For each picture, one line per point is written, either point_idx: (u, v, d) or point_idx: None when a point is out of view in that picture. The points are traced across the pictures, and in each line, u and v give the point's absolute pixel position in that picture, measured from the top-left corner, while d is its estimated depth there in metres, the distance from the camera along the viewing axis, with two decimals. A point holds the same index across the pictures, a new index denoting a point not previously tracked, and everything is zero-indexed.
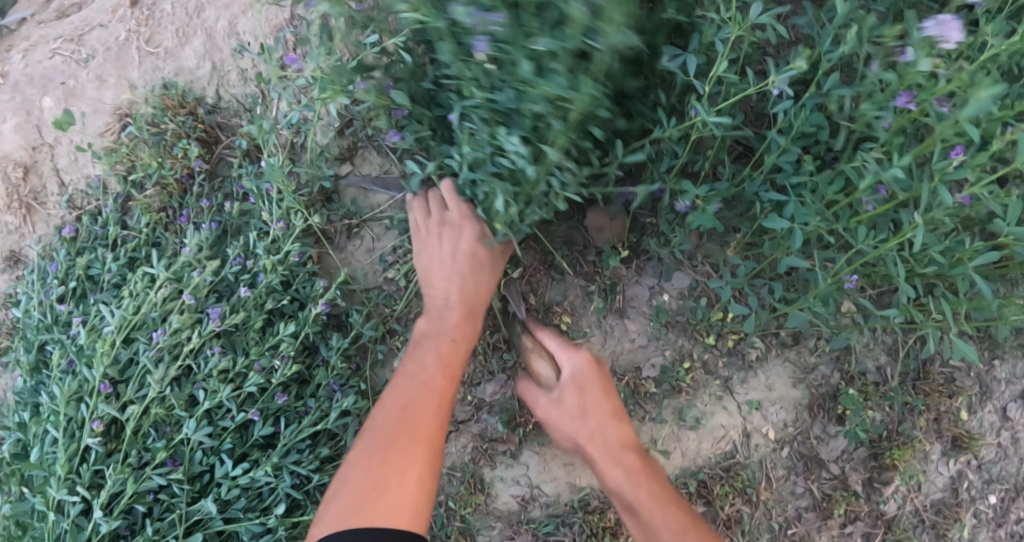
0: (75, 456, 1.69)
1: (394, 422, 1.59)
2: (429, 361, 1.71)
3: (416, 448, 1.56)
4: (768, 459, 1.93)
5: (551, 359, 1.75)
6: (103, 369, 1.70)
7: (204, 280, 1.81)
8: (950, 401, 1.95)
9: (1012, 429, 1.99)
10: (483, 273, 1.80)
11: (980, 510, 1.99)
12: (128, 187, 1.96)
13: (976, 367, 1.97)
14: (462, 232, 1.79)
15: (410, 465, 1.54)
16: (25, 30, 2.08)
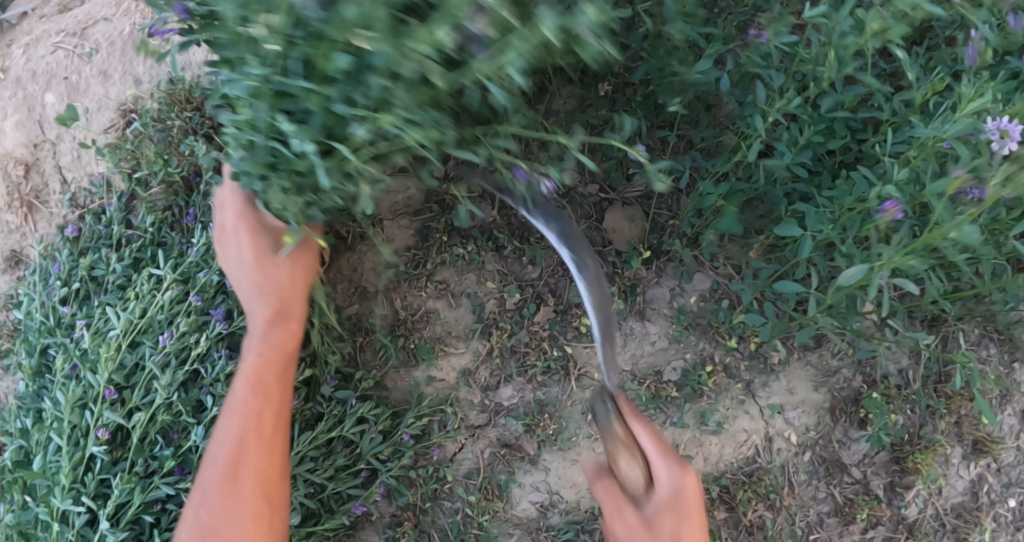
0: (80, 464, 1.64)
1: (219, 469, 1.52)
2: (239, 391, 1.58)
3: (251, 491, 1.52)
4: (790, 463, 1.89)
5: (636, 458, 1.52)
6: (108, 374, 1.66)
7: (212, 282, 1.77)
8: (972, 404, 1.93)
9: None
10: (281, 271, 1.59)
11: (1001, 514, 1.97)
12: (133, 186, 1.90)
13: (995, 369, 1.97)
14: (229, 240, 1.58)
15: (242, 514, 1.51)
16: (28, 25, 2.03)
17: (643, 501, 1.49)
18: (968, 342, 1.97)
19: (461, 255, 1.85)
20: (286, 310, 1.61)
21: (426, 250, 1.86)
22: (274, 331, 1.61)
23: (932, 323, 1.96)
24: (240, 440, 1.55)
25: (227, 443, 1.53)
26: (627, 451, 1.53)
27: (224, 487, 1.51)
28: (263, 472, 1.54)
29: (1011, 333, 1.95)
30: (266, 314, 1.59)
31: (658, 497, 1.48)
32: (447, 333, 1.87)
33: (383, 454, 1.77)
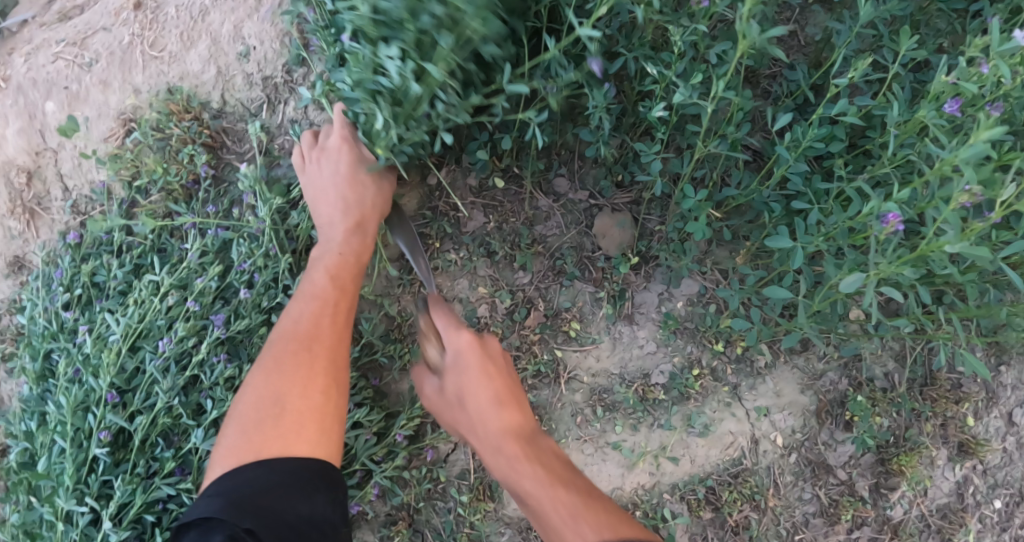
0: (83, 466, 1.69)
1: (290, 346, 1.57)
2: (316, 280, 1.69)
3: (319, 369, 1.55)
4: (776, 465, 1.93)
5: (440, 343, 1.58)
6: (109, 378, 1.70)
7: (210, 288, 1.81)
8: (957, 407, 1.96)
9: (1017, 434, 2.01)
10: (367, 191, 1.78)
11: (986, 515, 2.00)
12: (133, 193, 1.94)
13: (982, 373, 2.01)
14: (330, 155, 1.78)
15: (302, 412, 1.50)
16: (28, 33, 2.05)
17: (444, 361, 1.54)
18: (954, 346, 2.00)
19: (453, 261, 1.90)
20: (357, 223, 1.76)
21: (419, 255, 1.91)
22: (343, 240, 1.75)
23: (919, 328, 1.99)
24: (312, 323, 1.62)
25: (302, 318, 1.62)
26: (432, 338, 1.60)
27: (292, 363, 1.54)
28: (331, 356, 1.59)
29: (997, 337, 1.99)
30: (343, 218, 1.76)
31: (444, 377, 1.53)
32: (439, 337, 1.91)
33: (377, 456, 1.79)
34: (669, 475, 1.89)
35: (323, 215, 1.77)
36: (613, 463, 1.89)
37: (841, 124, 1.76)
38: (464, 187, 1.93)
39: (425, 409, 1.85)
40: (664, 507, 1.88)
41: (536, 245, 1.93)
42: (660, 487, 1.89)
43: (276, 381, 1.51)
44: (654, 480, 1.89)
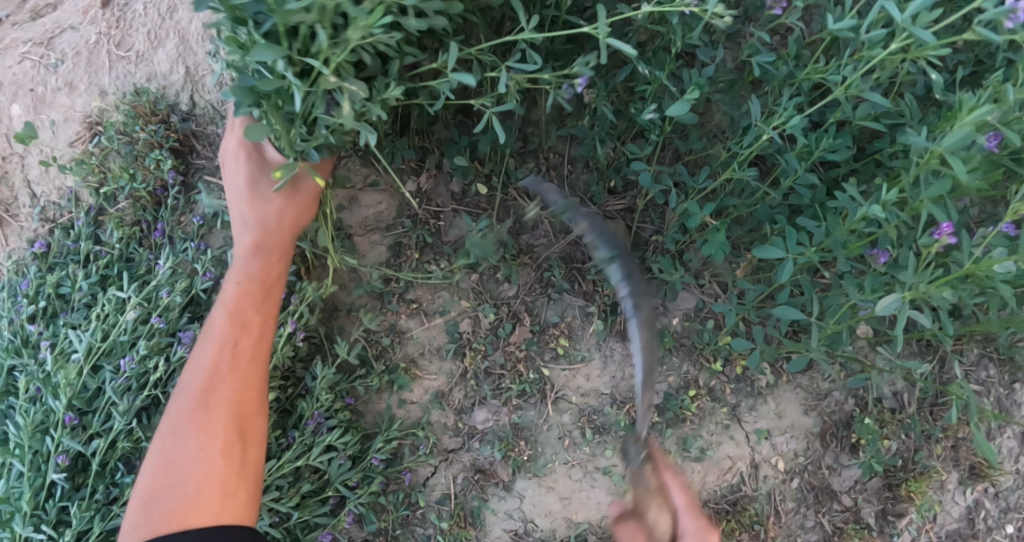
0: (41, 491, 1.58)
1: (188, 408, 1.42)
2: (217, 319, 1.49)
3: (218, 438, 1.42)
4: (776, 491, 1.82)
5: (671, 513, 1.49)
6: (68, 399, 1.60)
7: (176, 303, 1.71)
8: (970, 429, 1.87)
9: None
10: (274, 210, 1.47)
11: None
12: (100, 201, 1.85)
13: (996, 391, 1.91)
14: (233, 159, 1.47)
15: (205, 488, 1.38)
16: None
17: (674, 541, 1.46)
18: (967, 363, 1.90)
19: (433, 272, 1.79)
20: (264, 246, 1.50)
21: (398, 267, 1.80)
22: (251, 263, 1.50)
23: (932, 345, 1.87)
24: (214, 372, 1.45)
25: (200, 372, 1.44)
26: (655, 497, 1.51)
27: (188, 432, 1.41)
28: (234, 417, 1.44)
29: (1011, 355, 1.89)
30: (247, 245, 1.49)
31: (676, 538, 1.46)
32: (420, 354, 1.80)
33: (352, 481, 1.70)
34: None
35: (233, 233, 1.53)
36: (603, 489, 1.79)
37: (848, 130, 1.63)
38: (446, 195, 1.82)
39: (404, 431, 1.75)
40: None
41: (522, 255, 1.81)
42: None
43: (169, 454, 1.39)
44: None
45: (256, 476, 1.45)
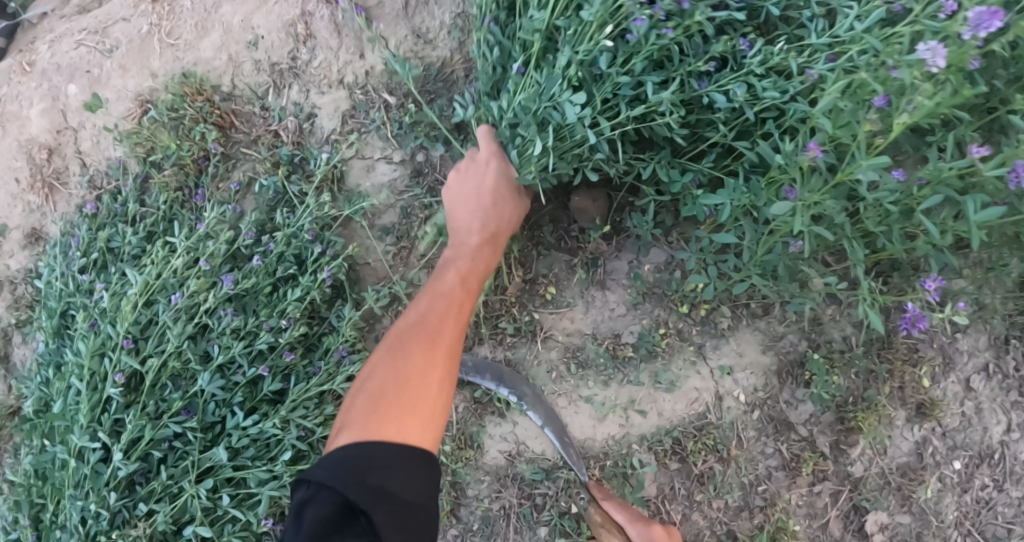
0: (98, 406, 1.83)
1: (414, 331, 1.64)
2: (448, 278, 1.80)
3: (423, 350, 1.60)
4: (739, 421, 2.03)
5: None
6: (126, 326, 1.83)
7: (219, 251, 1.95)
8: (915, 370, 2.11)
9: (976, 399, 2.14)
10: (506, 206, 1.90)
11: (946, 475, 2.13)
12: (148, 167, 2.11)
13: (939, 339, 2.13)
14: (480, 170, 1.90)
15: (423, 400, 1.53)
16: (46, 23, 2.27)
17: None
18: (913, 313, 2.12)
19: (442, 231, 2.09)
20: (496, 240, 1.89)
21: (410, 226, 2.10)
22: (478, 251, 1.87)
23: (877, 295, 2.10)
24: (439, 312, 1.70)
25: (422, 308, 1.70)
26: (617, 529, 1.87)
27: (405, 344, 1.61)
28: (449, 348, 1.64)
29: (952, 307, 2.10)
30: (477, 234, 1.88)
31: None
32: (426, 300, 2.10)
33: None
34: (637, 427, 1.99)
35: (460, 227, 1.91)
36: (584, 416, 2.00)
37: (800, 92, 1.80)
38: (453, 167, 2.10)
39: None
40: (632, 456, 1.98)
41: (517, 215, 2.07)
42: (629, 438, 1.99)
43: (387, 358, 1.59)
44: (624, 431, 1.99)
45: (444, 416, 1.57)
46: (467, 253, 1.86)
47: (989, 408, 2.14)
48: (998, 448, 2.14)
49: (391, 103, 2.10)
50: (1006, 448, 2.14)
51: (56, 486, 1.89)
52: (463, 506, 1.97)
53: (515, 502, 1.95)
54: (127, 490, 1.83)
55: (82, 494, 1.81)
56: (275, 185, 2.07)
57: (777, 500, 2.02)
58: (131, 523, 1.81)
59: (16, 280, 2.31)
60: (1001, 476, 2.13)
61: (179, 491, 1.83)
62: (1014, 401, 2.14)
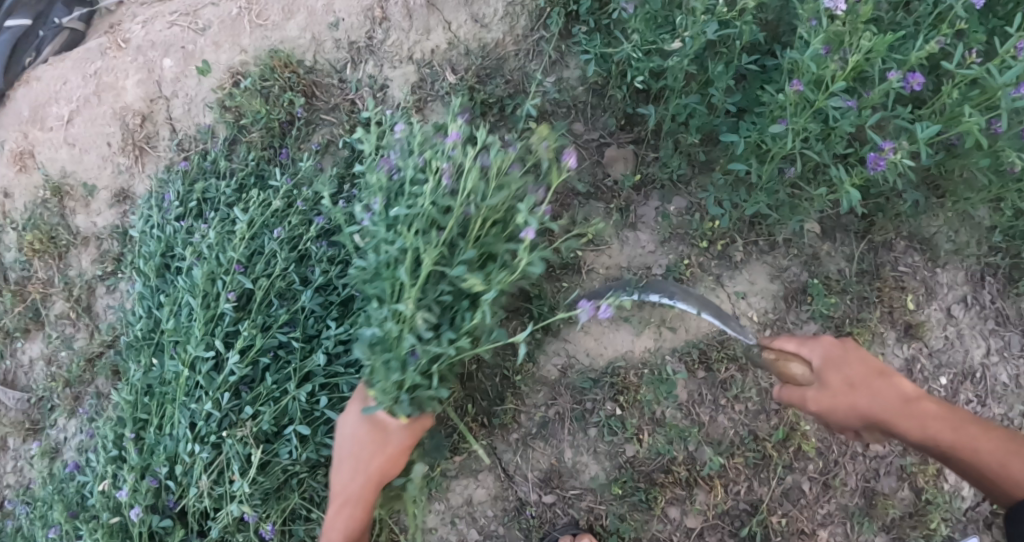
0: (211, 320, 2.16)
1: None
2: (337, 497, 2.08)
3: None
4: (753, 337, 2.36)
5: (801, 361, 1.87)
6: (237, 253, 2.19)
7: (312, 196, 2.33)
8: (902, 295, 2.51)
9: (956, 324, 2.61)
10: (366, 435, 2.06)
11: (935, 388, 2.54)
12: (238, 130, 2.43)
13: (921, 273, 2.57)
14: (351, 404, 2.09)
15: None
16: (124, 9, 2.56)
17: (813, 377, 1.85)
18: (897, 250, 2.56)
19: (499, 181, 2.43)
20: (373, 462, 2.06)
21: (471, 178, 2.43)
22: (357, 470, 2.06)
23: (866, 233, 2.50)
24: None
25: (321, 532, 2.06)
26: (793, 357, 1.89)
27: None
28: None
29: (930, 246, 2.57)
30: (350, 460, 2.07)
31: (819, 370, 1.83)
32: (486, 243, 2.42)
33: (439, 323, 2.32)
34: (669, 340, 2.29)
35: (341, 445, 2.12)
36: (625, 330, 2.30)
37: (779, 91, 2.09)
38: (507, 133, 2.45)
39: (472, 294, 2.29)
40: (666, 365, 2.29)
41: (561, 172, 2.45)
42: (662, 350, 2.30)
43: None
44: (657, 344, 2.29)
45: None
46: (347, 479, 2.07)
47: (969, 333, 2.61)
48: (978, 369, 2.62)
49: (453, 76, 2.43)
50: (986, 369, 2.62)
51: (167, 395, 2.20)
52: (523, 411, 2.28)
53: (568, 408, 2.27)
54: (234, 395, 2.15)
55: (193, 398, 2.14)
56: (354, 143, 2.41)
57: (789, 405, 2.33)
58: (236, 425, 2.13)
59: (102, 237, 2.56)
60: (983, 392, 2.61)
61: (281, 396, 2.16)
62: (990, 329, 2.64)
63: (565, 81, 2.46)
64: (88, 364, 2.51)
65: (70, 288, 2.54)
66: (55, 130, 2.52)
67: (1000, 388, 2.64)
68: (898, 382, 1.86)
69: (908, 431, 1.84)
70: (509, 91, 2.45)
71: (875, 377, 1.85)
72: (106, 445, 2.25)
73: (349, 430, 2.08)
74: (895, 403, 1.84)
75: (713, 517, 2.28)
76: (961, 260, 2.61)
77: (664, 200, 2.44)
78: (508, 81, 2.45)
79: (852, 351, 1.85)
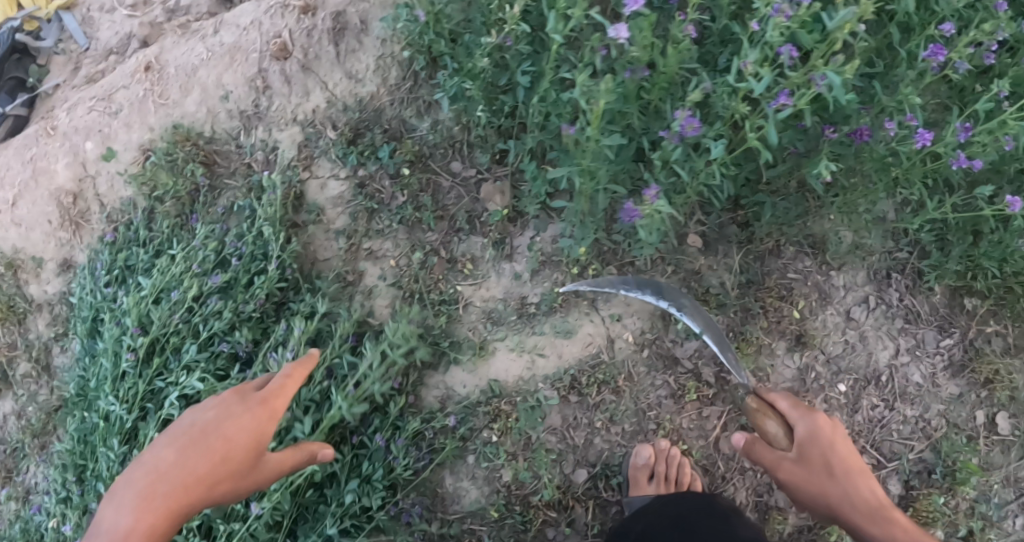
0: (118, 377, 2.48)
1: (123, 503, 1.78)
2: (167, 456, 1.82)
3: None
4: (629, 358, 2.41)
5: (780, 422, 2.06)
6: (135, 317, 2.48)
7: (208, 257, 2.54)
8: (790, 302, 2.52)
9: (857, 327, 2.57)
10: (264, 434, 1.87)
11: (831, 397, 2.52)
12: (152, 201, 2.68)
13: (813, 277, 2.54)
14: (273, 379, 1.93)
15: None
16: (61, 92, 2.96)
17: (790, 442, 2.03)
18: (786, 257, 2.53)
19: (385, 226, 2.59)
20: (230, 442, 1.83)
21: (359, 225, 2.60)
22: (206, 445, 1.82)
23: (747, 243, 2.51)
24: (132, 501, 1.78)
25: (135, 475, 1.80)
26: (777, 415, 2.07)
27: None
28: None
29: (820, 248, 2.54)
30: (223, 428, 1.84)
31: (798, 440, 2.00)
32: (374, 284, 2.59)
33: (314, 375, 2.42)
34: (541, 368, 2.42)
35: (219, 411, 1.87)
36: (503, 358, 2.45)
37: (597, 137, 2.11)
38: (388, 179, 2.60)
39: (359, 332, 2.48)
40: (539, 392, 2.40)
41: (439, 211, 2.58)
42: (536, 377, 2.42)
43: None
44: (530, 372, 2.42)
45: None
46: (195, 448, 1.81)
47: (874, 335, 2.58)
48: (886, 370, 2.57)
49: (334, 132, 2.61)
50: (897, 370, 2.58)
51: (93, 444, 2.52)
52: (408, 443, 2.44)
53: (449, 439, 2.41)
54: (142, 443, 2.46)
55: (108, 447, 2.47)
56: (249, 205, 2.61)
57: (664, 423, 2.39)
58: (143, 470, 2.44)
59: (53, 303, 2.87)
60: (890, 395, 2.56)
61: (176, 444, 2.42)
62: (899, 329, 2.60)
63: (439, 126, 2.60)
64: (48, 417, 2.81)
65: (30, 351, 2.86)
66: (2, 212, 2.84)
67: (912, 389, 2.58)
68: (874, 487, 1.98)
69: (868, 531, 1.94)
70: (386, 141, 2.60)
71: (854, 471, 2.00)
72: (57, 490, 2.60)
73: (210, 416, 1.86)
74: (864, 495, 1.97)
75: (594, 535, 2.38)
76: (862, 259, 2.59)
77: (538, 229, 2.52)
78: (384, 130, 2.61)
79: (838, 432, 2.02)
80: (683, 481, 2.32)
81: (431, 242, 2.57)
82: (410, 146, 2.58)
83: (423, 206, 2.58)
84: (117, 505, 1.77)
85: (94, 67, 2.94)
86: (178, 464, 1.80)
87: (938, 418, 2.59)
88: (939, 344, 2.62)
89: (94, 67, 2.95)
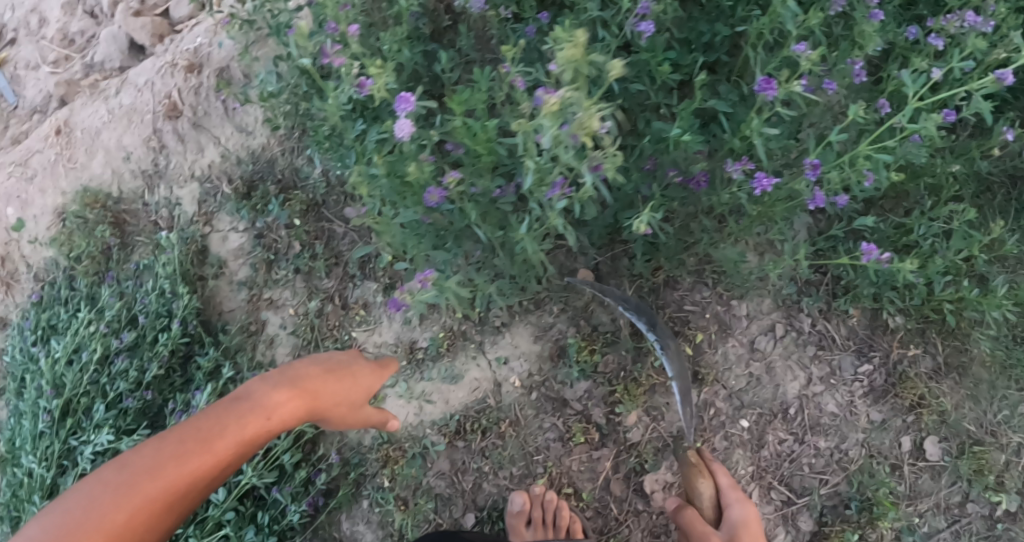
0: (36, 435, 2.58)
1: (287, 380, 1.81)
2: (310, 368, 1.87)
3: (227, 443, 1.71)
4: (517, 401, 2.40)
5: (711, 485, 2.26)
6: (48, 378, 2.57)
7: (117, 316, 2.61)
8: (688, 332, 2.45)
9: (763, 358, 2.47)
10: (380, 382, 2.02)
11: (733, 433, 2.46)
12: (69, 261, 2.77)
13: (711, 308, 2.46)
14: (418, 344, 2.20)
15: (203, 454, 1.68)
16: None
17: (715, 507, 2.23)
18: (682, 287, 2.46)
19: (281, 275, 2.62)
20: (372, 380, 1.98)
21: (258, 275, 2.64)
22: (362, 373, 1.95)
23: (638, 277, 2.44)
24: (298, 392, 1.81)
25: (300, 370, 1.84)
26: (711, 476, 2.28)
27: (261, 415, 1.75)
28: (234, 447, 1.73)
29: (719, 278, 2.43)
30: (359, 363, 1.98)
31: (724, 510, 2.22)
32: (276, 334, 2.63)
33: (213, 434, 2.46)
34: (429, 414, 2.43)
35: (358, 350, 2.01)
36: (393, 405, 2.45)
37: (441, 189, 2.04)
38: (283, 228, 2.61)
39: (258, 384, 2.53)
40: (426, 438, 2.41)
41: (332, 258, 2.60)
42: (424, 424, 2.43)
43: (244, 421, 1.72)
44: (418, 418, 2.43)
45: (169, 488, 1.65)
46: (360, 375, 1.95)
47: (782, 365, 2.47)
48: (795, 402, 2.47)
49: (230, 186, 2.65)
50: (810, 400, 2.48)
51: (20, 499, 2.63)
52: None
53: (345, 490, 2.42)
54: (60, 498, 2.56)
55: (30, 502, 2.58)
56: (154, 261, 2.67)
57: (553, 466, 2.38)
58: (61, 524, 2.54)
59: None
60: (799, 428, 2.47)
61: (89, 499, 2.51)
62: (811, 357, 2.48)
63: (328, 173, 2.60)
64: None
65: None
66: None
67: (827, 419, 2.47)
68: None
69: None
70: (280, 191, 2.62)
71: None
72: None
73: (344, 354, 1.98)
74: None
75: None
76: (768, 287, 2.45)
77: None
78: (278, 180, 2.63)
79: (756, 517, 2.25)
80: (562, 524, 2.33)
81: (327, 289, 2.60)
82: (301, 195, 2.59)
83: (316, 254, 2.59)
84: (275, 384, 1.80)
85: (19, 127, 3.04)
86: (323, 383, 1.86)
87: (857, 448, 2.47)
88: (857, 370, 2.48)
89: (19, 127, 3.04)
